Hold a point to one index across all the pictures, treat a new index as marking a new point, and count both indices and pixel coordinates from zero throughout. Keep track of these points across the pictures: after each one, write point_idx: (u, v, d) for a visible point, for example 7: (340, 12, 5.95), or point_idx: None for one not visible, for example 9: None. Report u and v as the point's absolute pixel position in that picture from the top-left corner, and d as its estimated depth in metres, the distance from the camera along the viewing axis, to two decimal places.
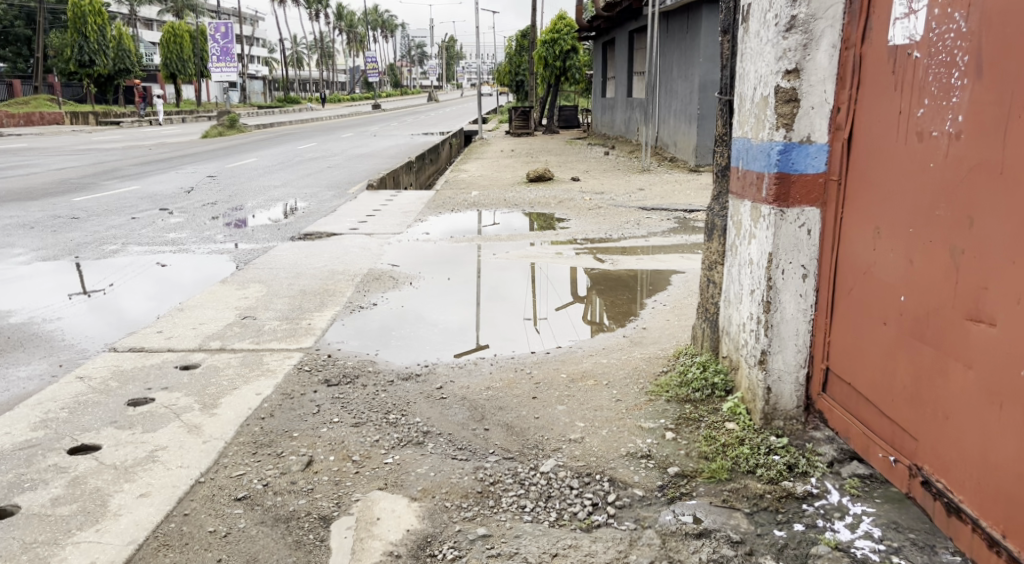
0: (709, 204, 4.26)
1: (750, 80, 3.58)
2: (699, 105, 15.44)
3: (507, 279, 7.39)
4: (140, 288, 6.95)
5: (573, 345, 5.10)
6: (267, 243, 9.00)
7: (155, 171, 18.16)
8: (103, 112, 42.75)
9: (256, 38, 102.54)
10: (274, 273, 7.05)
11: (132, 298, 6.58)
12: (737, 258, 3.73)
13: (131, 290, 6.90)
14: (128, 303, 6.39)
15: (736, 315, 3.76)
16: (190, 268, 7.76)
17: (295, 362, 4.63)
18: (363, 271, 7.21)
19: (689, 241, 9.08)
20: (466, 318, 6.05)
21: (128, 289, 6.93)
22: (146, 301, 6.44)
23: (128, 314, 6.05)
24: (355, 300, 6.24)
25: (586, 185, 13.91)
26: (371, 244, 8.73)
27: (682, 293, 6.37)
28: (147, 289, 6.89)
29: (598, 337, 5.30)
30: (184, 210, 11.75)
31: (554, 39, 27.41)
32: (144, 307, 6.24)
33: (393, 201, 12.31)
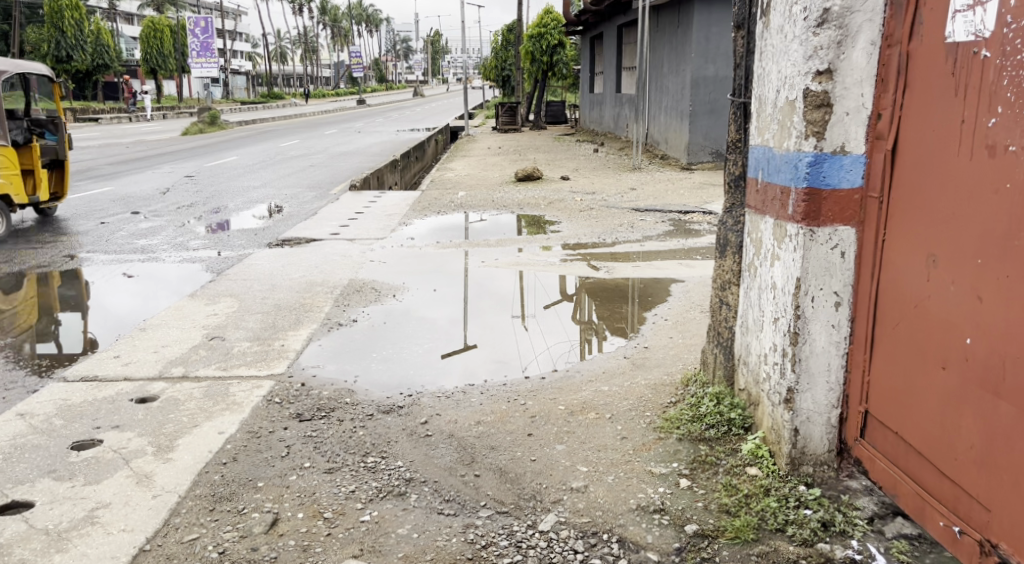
0: (721, 219, 3.87)
1: (772, 81, 3.16)
2: (692, 101, 15.03)
3: (496, 289, 6.97)
4: (100, 302, 6.49)
5: (568, 369, 4.67)
6: (243, 250, 8.55)
7: (130, 171, 17.61)
8: (81, 109, 41.96)
9: (239, 33, 101.43)
10: (248, 285, 6.60)
11: (90, 313, 6.13)
12: (758, 281, 3.34)
13: (90, 304, 6.45)
14: (85, 320, 5.94)
15: (755, 344, 3.36)
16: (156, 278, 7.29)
17: (264, 393, 4.20)
18: (342, 283, 6.78)
19: (686, 246, 8.68)
20: (454, 334, 5.61)
21: (88, 303, 6.48)
22: (104, 318, 5.98)
23: (102, 321, 5.91)
24: (333, 316, 5.80)
25: (576, 184, 13.53)
26: (353, 251, 8.30)
27: (684, 307, 5.96)
28: (109, 303, 6.44)
29: (597, 359, 4.87)
30: (158, 213, 11.27)
31: (541, 34, 26.97)
32: (117, 313, 6.09)
33: (376, 203, 11.86)
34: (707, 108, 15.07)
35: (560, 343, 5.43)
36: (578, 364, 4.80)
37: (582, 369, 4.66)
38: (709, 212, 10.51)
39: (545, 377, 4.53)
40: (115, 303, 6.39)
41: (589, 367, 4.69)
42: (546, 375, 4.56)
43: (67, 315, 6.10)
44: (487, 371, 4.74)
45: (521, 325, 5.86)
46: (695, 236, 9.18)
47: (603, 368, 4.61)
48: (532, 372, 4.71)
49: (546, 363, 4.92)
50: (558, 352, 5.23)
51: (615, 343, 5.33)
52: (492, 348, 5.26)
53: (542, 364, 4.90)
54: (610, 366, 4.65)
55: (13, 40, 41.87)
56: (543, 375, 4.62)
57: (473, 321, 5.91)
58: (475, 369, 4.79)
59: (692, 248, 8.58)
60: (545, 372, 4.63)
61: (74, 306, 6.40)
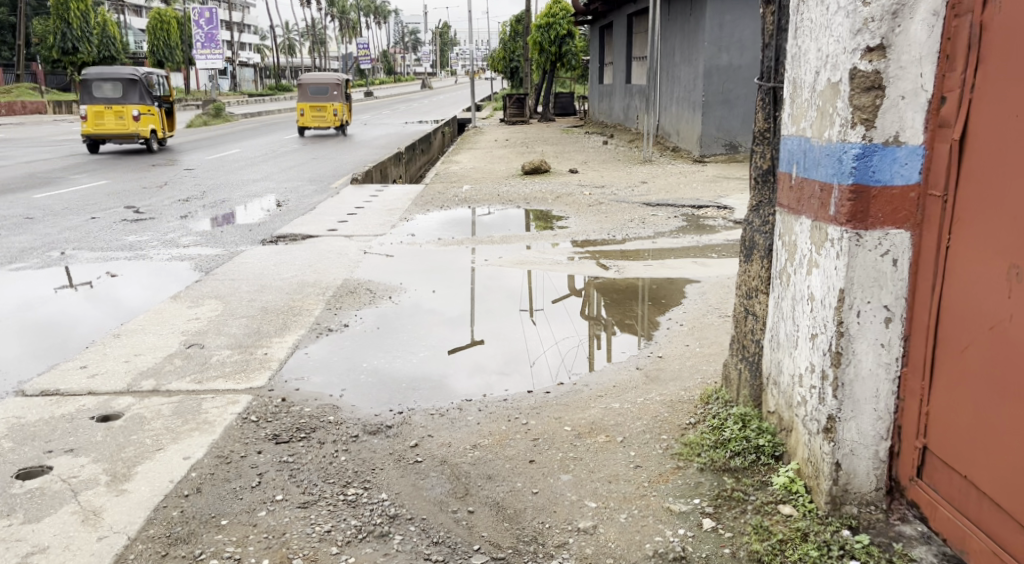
0: (746, 220, 3.47)
1: (810, 61, 2.75)
2: (704, 91, 14.57)
3: (500, 289, 6.56)
4: (73, 311, 6.10)
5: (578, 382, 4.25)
6: (236, 248, 8.17)
7: (129, 164, 17.25)
8: (87, 101, 41.73)
9: (247, 25, 101.11)
10: (235, 286, 6.21)
11: (54, 325, 5.74)
12: (791, 290, 2.92)
13: (59, 313, 6.07)
14: (44, 335, 5.55)
15: (787, 363, 2.95)
16: (137, 283, 6.86)
17: (240, 410, 3.81)
18: (335, 283, 6.39)
19: (701, 243, 8.25)
20: (451, 339, 5.20)
21: (60, 312, 6.10)
22: (67, 333, 5.58)
23: (115, 317, 5.93)
24: (323, 321, 5.41)
25: (584, 177, 13.11)
26: (350, 249, 7.91)
27: (701, 311, 5.54)
28: (80, 314, 6.05)
29: (606, 371, 4.44)
30: (151, 208, 10.91)
31: (549, 24, 26.50)
32: (128, 309, 6.11)
33: (378, 197, 11.47)
34: (720, 98, 14.61)
35: (568, 335, 5.35)
36: (588, 375, 4.38)
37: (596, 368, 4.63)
38: (723, 207, 10.08)
39: (547, 393, 4.09)
40: (126, 299, 6.40)
41: (603, 370, 4.48)
42: (552, 390, 4.14)
43: (30, 327, 5.72)
44: (487, 382, 4.35)
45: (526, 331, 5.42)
46: (710, 232, 8.76)
47: (614, 366, 4.52)
48: (535, 385, 4.28)
49: (555, 358, 4.85)
50: (568, 345, 5.17)
51: (624, 351, 4.92)
52: (500, 346, 5.08)
53: (550, 379, 4.43)
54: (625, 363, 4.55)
55: (18, 32, 41.59)
56: (553, 372, 4.57)
57: (481, 313, 5.83)
58: (484, 368, 4.61)
59: (707, 245, 8.14)
60: (549, 387, 4.20)
61: (45, 314, 6.03)
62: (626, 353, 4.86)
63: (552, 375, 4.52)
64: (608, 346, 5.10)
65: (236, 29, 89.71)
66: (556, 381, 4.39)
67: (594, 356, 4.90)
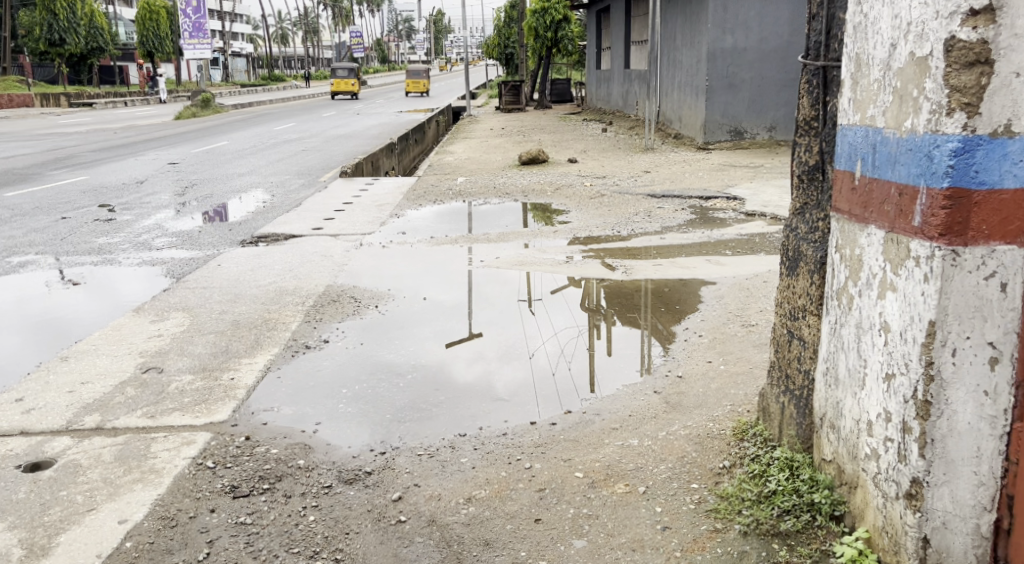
0: (787, 228, 2.96)
1: (884, 32, 2.21)
2: (708, 76, 14.00)
3: (497, 293, 6.01)
4: (67, 307, 5.90)
5: (597, 396, 3.95)
6: (214, 250, 7.61)
7: (110, 158, 16.62)
8: (74, 93, 40.85)
9: (239, 16, 100.09)
10: (206, 296, 5.65)
11: (52, 322, 5.56)
12: (856, 317, 2.38)
13: (55, 310, 5.85)
14: (40, 334, 5.34)
15: (851, 406, 2.40)
16: (134, 277, 6.66)
17: (194, 452, 3.25)
18: (317, 291, 5.83)
19: (713, 238, 7.70)
20: (442, 354, 4.65)
21: (54, 308, 5.90)
22: (62, 331, 5.38)
23: (113, 311, 5.76)
24: (300, 336, 4.86)
25: (584, 167, 12.55)
26: (336, 250, 7.35)
27: (721, 318, 5.00)
28: (77, 310, 5.82)
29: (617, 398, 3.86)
30: (127, 205, 10.32)
31: (544, 9, 25.87)
32: (126, 302, 5.94)
33: (368, 191, 10.90)
34: (724, 83, 14.03)
35: (567, 325, 5.27)
36: (602, 400, 3.85)
37: (598, 362, 4.56)
38: (733, 198, 9.53)
39: (553, 426, 3.53)
40: (124, 291, 6.22)
41: (613, 395, 3.92)
42: (560, 419, 3.63)
43: (24, 325, 5.53)
44: (486, 406, 3.84)
45: (528, 343, 4.90)
46: (721, 226, 8.21)
47: (618, 375, 4.29)
48: (541, 412, 3.74)
49: (555, 350, 4.77)
50: (567, 336, 5.08)
51: (636, 367, 4.40)
52: (499, 336, 5.02)
53: (561, 405, 3.84)
54: (630, 361, 4.52)
55: (4, 24, 40.75)
56: (551, 363, 4.51)
57: (478, 304, 5.69)
58: (484, 386, 4.13)
59: (720, 240, 7.60)
60: (556, 416, 3.67)
61: (41, 310, 5.85)
62: (628, 349, 4.75)
63: (550, 368, 4.44)
64: (609, 338, 5.03)
65: (227, 19, 88.52)
66: (564, 407, 3.82)
67: (594, 349, 4.82)
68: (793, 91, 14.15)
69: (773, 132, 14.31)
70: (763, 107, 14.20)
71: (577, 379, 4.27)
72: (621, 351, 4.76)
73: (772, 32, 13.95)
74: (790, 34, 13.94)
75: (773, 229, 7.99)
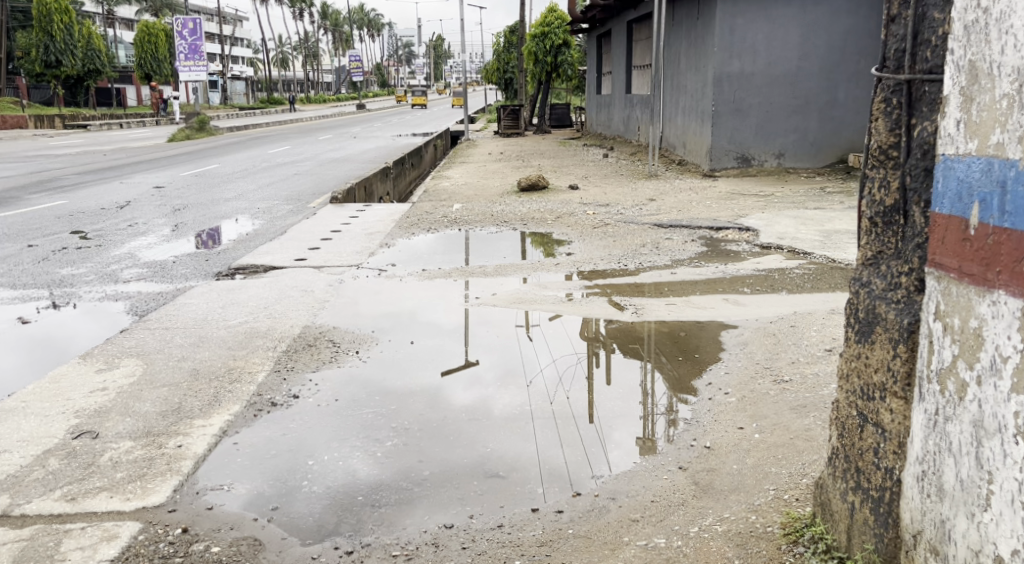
0: (853, 287, 2.40)
1: (1021, 33, 1.62)
2: (714, 100, 13.54)
3: (494, 330, 5.45)
4: (67, 325, 5.77)
5: (607, 442, 3.63)
6: (186, 283, 7.00)
7: (94, 181, 16.05)
8: (69, 115, 40.26)
9: (239, 40, 100.39)
10: (164, 339, 5.02)
11: (50, 341, 5.41)
12: (975, 413, 1.76)
13: (54, 329, 5.71)
14: (41, 351, 5.25)
15: (965, 530, 1.79)
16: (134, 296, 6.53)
17: (115, 549, 2.65)
18: (291, 334, 5.20)
19: (728, 274, 7.12)
20: (431, 403, 4.13)
21: (53, 327, 5.76)
22: (62, 349, 5.25)
23: (112, 328, 5.61)
24: (266, 392, 4.22)
25: (585, 194, 12.02)
26: (318, 284, 6.75)
27: (748, 372, 4.41)
28: (76, 328, 5.70)
29: (618, 453, 3.49)
30: (101, 232, 9.72)
31: (544, 34, 25.59)
32: (126, 319, 5.79)
33: (358, 219, 10.33)
34: (731, 107, 13.55)
35: (566, 352, 5.04)
36: (617, 466, 3.36)
37: (597, 391, 4.36)
38: (745, 229, 8.97)
39: (558, 510, 2.95)
40: (124, 310, 6.08)
41: (622, 449, 3.54)
42: (569, 497, 3.07)
43: (23, 343, 5.40)
44: (478, 473, 3.30)
45: (527, 379, 4.53)
46: (736, 261, 7.64)
47: (622, 412, 4.02)
48: (539, 482, 3.22)
49: (553, 377, 4.56)
50: (565, 363, 4.82)
51: (653, 426, 3.81)
52: (498, 359, 4.86)
53: (565, 463, 3.39)
54: (631, 393, 4.32)
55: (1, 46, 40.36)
56: (549, 389, 4.35)
57: (479, 337, 5.32)
58: (476, 449, 3.53)
59: (735, 276, 7.02)
60: (562, 492, 3.12)
61: (41, 328, 5.72)
62: (628, 377, 4.56)
63: (549, 395, 4.26)
64: (608, 365, 4.81)
65: (227, 43, 88.52)
66: (581, 481, 3.23)
67: (593, 377, 4.61)
68: (802, 117, 13.55)
69: (782, 159, 13.78)
70: (771, 133, 13.64)
71: (575, 410, 4.04)
72: (622, 379, 4.55)
73: (781, 56, 13.38)
74: (799, 58, 13.36)
75: (791, 263, 7.41)
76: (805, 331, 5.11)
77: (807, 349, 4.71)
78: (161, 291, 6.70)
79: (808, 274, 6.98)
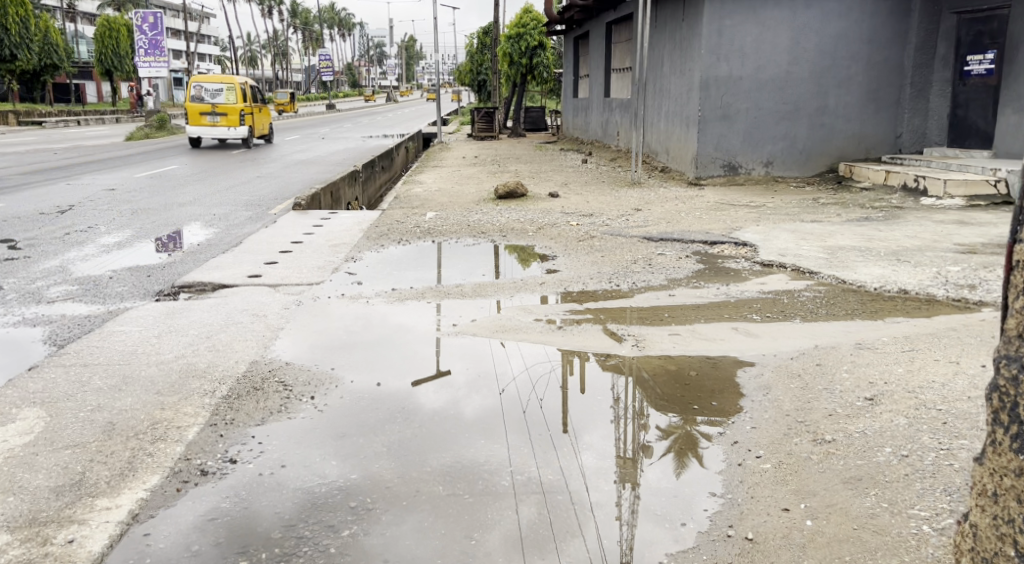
0: (997, 364, 1.68)
1: None
2: (700, 106, 12.90)
3: (467, 344, 5.16)
4: (18, 336, 5.29)
5: (576, 444, 3.65)
6: (120, 304, 6.14)
7: (40, 182, 14.97)
8: (24, 112, 38.76)
9: (206, 38, 98.38)
10: (78, 382, 4.19)
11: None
12: None
13: (7, 338, 5.25)
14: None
15: None
16: (85, 309, 5.97)
17: None
18: (235, 375, 4.39)
19: (732, 297, 6.43)
20: (404, 435, 3.72)
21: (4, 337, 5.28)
22: (12, 360, 4.79)
23: (67, 340, 5.14)
24: (195, 455, 3.42)
25: (567, 203, 11.34)
26: (272, 306, 5.96)
27: (778, 429, 3.68)
28: (29, 338, 5.23)
29: (589, 457, 3.50)
30: (34, 241, 8.79)
31: (519, 34, 24.91)
32: (83, 331, 5.32)
33: (323, 227, 9.52)
34: (718, 113, 12.93)
35: (539, 359, 4.87)
36: (588, 470, 3.37)
37: (570, 399, 4.25)
38: (742, 244, 8.29)
39: (528, 528, 2.92)
40: (79, 323, 5.58)
41: (594, 451, 3.58)
42: None
43: None
44: (446, 481, 3.26)
45: (500, 387, 4.40)
46: (738, 281, 6.95)
47: (633, 476, 3.33)
48: (510, 490, 3.19)
49: (526, 383, 4.46)
50: (539, 369, 4.70)
51: (671, 494, 3.16)
52: (470, 367, 4.73)
53: (534, 464, 3.42)
54: (601, 401, 4.19)
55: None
56: (522, 396, 4.26)
57: (452, 354, 4.97)
58: (457, 540, 2.84)
59: (740, 300, 6.32)
60: (554, 543, 2.83)
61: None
62: (601, 385, 4.44)
63: (521, 402, 4.19)
64: (582, 373, 4.65)
65: (194, 41, 86.51)
66: (568, 491, 3.19)
67: (567, 385, 4.45)
68: (791, 124, 12.98)
69: (770, 167, 13.20)
70: (760, 140, 13.05)
71: (549, 417, 4.00)
72: (595, 388, 4.41)
73: (770, 59, 12.77)
74: (788, 62, 12.76)
75: (798, 285, 6.74)
76: (834, 373, 4.40)
77: (842, 397, 3.98)
78: (115, 303, 6.16)
79: (819, 298, 6.31)
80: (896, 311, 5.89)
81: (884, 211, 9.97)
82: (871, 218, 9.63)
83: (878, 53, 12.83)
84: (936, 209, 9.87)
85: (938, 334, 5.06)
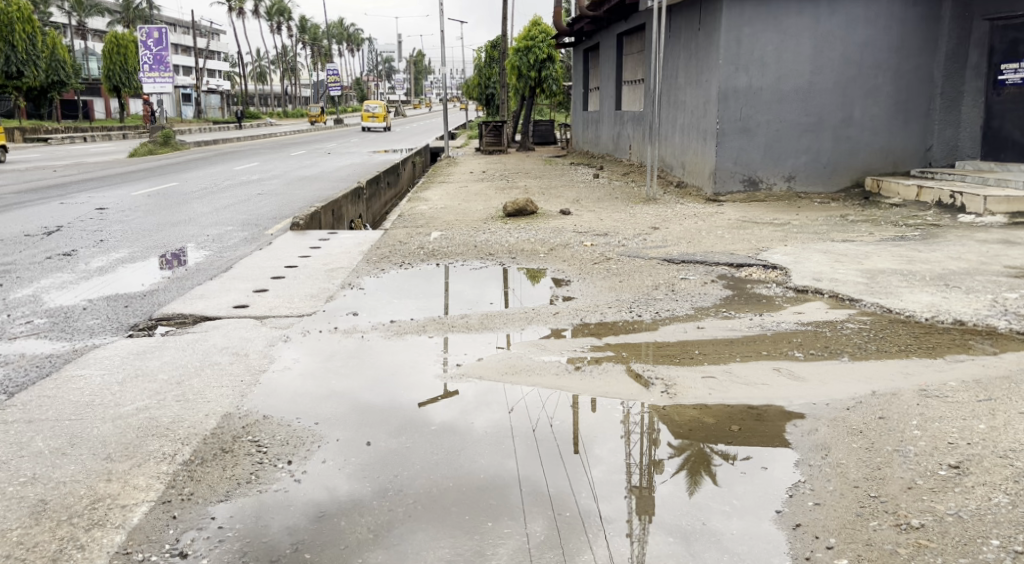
0: None
1: None
2: (718, 118, 12.29)
3: (470, 385, 4.57)
4: None
5: (587, 457, 3.59)
6: (88, 341, 5.52)
7: (31, 201, 14.44)
8: (29, 128, 38.48)
9: (214, 54, 98.56)
10: (15, 445, 3.57)
11: None
12: None
13: None
14: None
15: None
16: (48, 347, 5.37)
17: None
18: (201, 433, 3.76)
19: (768, 329, 5.78)
20: (398, 505, 3.15)
21: None
22: None
23: (19, 387, 4.54)
24: (137, 547, 2.82)
25: (579, 220, 10.74)
26: (257, 342, 5.36)
27: (848, 507, 3.04)
28: None
29: (599, 471, 3.47)
30: (11, 266, 8.22)
31: (528, 47, 24.42)
32: (39, 375, 4.74)
33: (321, 250, 8.93)
34: (737, 126, 12.31)
35: (554, 388, 4.51)
36: (598, 484, 3.35)
37: (580, 418, 4.07)
38: (771, 266, 7.66)
39: (535, 541, 2.92)
40: (38, 364, 4.98)
41: (604, 464, 3.54)
42: None
43: None
44: (457, 488, 3.27)
45: (511, 406, 4.22)
46: (771, 310, 6.29)
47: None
48: (518, 501, 3.19)
49: (536, 401, 4.30)
50: (549, 392, 4.45)
51: None
52: (480, 391, 4.47)
53: (543, 477, 3.39)
54: (611, 417, 4.07)
55: None
56: (532, 414, 4.10)
57: (457, 392, 4.44)
58: None
59: (777, 333, 5.65)
60: None
61: None
62: (610, 403, 4.26)
63: (531, 419, 4.03)
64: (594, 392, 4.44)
65: (203, 57, 86.54)
66: (585, 520, 3.06)
67: (578, 404, 4.27)
68: (814, 136, 12.34)
69: (792, 182, 12.54)
70: (781, 153, 12.41)
71: (560, 437, 3.81)
72: (605, 404, 4.25)
73: (793, 69, 12.16)
74: (811, 72, 12.14)
75: (839, 314, 6.09)
76: (903, 430, 3.73)
77: (920, 464, 3.32)
78: (87, 339, 5.59)
79: (866, 330, 5.66)
80: (955, 346, 5.23)
81: (921, 230, 9.32)
82: (907, 236, 8.99)
83: (906, 62, 12.20)
84: (977, 228, 9.23)
85: (1014, 378, 4.39)
